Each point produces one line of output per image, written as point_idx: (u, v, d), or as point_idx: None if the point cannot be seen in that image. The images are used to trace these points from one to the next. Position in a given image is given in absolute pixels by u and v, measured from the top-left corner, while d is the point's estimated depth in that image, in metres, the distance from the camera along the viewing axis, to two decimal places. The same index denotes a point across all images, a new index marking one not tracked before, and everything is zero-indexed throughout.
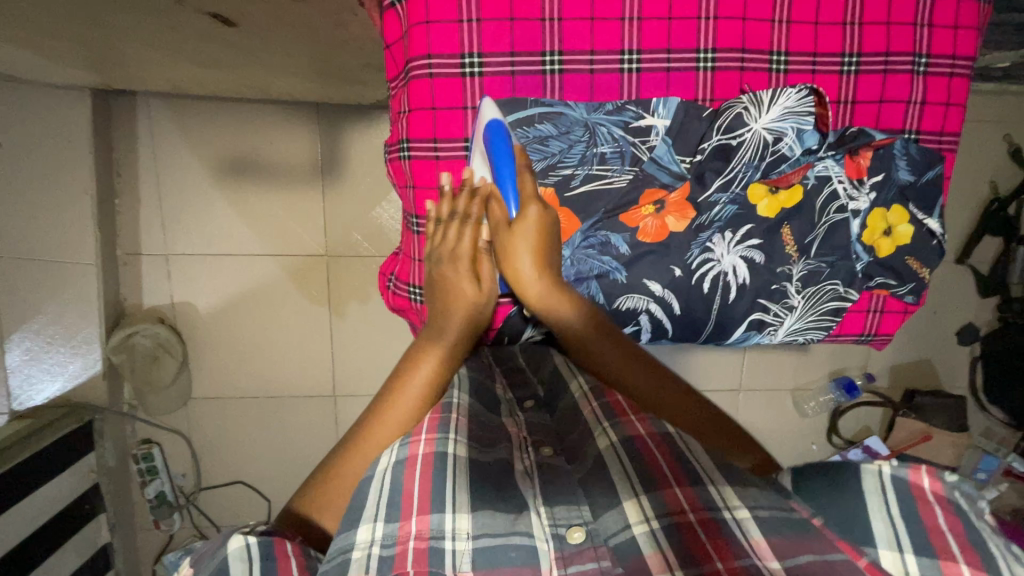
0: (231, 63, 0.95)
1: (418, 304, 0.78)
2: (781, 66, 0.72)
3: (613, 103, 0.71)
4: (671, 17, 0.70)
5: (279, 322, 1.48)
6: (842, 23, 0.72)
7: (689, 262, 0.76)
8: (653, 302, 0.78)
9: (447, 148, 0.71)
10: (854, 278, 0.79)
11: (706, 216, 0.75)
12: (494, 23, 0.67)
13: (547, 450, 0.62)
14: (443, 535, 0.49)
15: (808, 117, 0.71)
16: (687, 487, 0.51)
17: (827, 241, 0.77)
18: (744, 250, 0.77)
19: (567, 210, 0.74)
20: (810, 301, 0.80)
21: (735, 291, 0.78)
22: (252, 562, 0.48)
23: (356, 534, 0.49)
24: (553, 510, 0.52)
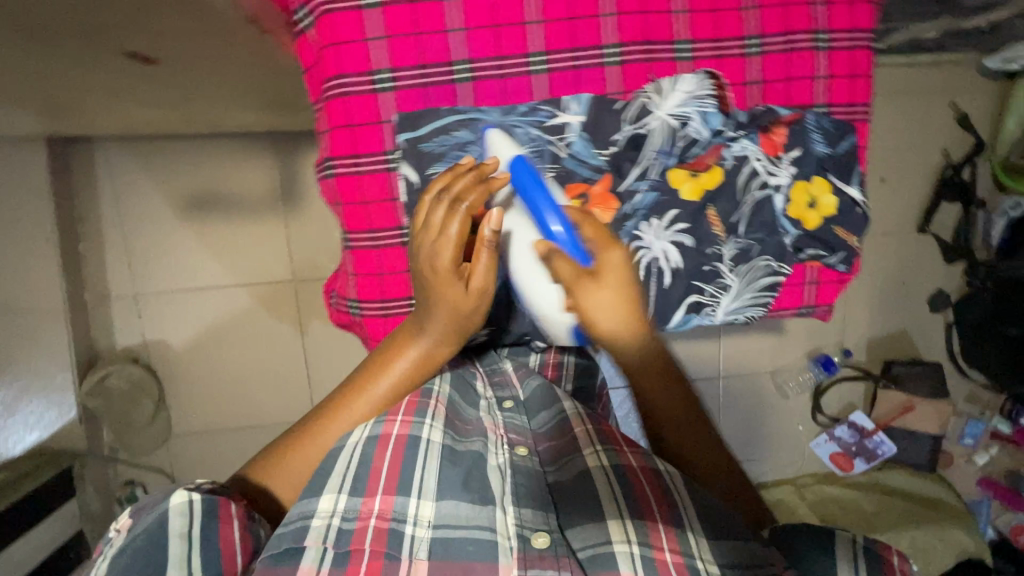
0: (172, 101, 0.97)
1: (358, 318, 0.78)
2: (686, 54, 0.75)
3: (526, 104, 0.73)
4: (573, 18, 0.72)
5: (254, 351, 1.48)
6: (741, 8, 0.74)
7: None
8: None
9: (368, 162, 0.73)
10: (784, 252, 0.80)
11: (629, 205, 0.76)
12: (401, 38, 0.70)
13: (521, 450, 0.68)
14: (405, 518, 0.59)
15: (710, 100, 0.75)
16: (670, 526, 0.60)
17: (754, 218, 0.79)
18: (673, 234, 0.78)
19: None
20: (743, 279, 0.81)
21: (669, 276, 0.79)
22: (192, 516, 0.56)
23: (319, 503, 0.58)
24: (520, 511, 0.61)
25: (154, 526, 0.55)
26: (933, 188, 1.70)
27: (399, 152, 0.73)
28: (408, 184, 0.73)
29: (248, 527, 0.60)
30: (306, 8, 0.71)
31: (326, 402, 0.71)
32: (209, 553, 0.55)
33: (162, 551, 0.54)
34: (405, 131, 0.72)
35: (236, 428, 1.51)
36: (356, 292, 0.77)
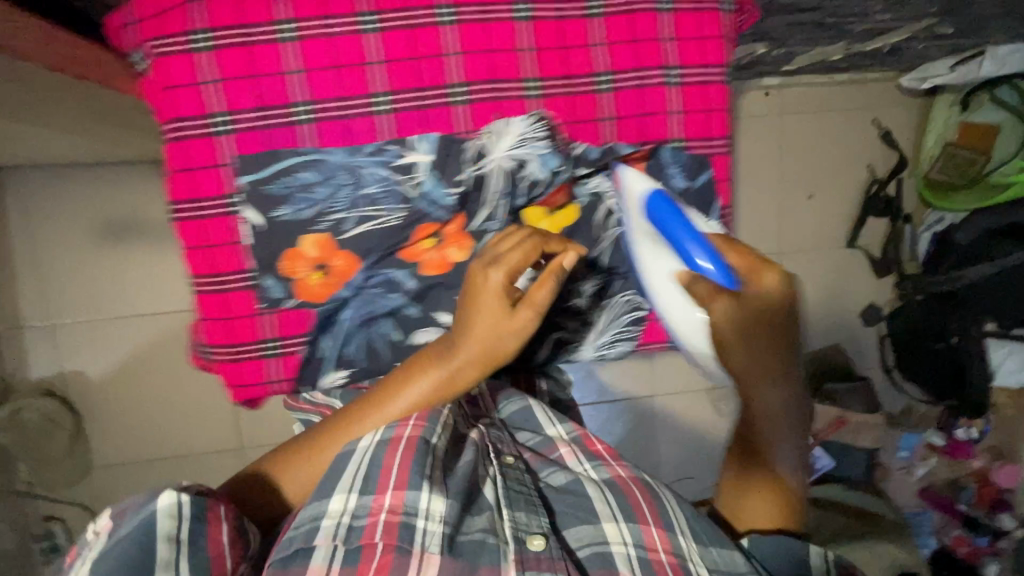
0: (42, 137, 0.93)
1: (211, 364, 0.76)
2: (536, 92, 0.74)
3: (372, 144, 0.72)
4: (416, 57, 0.71)
5: (178, 374, 1.31)
6: (590, 45, 0.74)
7: None
8: None
9: (210, 206, 0.71)
10: None
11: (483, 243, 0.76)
12: (236, 81, 0.69)
13: (509, 459, 0.67)
14: (416, 512, 0.57)
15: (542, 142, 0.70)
16: (663, 529, 0.62)
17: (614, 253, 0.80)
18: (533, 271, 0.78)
19: (345, 252, 0.74)
20: (606, 315, 0.82)
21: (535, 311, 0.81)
22: (181, 520, 0.51)
23: (329, 504, 0.56)
24: (515, 514, 0.59)
25: (136, 532, 0.49)
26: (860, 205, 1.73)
27: (241, 195, 0.71)
28: (253, 228, 0.72)
29: (239, 530, 0.55)
30: (140, 51, 0.69)
31: (343, 409, 0.66)
32: (198, 559, 0.50)
33: (151, 555, 0.48)
34: (247, 174, 0.71)
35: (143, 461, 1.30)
36: (206, 336, 0.75)
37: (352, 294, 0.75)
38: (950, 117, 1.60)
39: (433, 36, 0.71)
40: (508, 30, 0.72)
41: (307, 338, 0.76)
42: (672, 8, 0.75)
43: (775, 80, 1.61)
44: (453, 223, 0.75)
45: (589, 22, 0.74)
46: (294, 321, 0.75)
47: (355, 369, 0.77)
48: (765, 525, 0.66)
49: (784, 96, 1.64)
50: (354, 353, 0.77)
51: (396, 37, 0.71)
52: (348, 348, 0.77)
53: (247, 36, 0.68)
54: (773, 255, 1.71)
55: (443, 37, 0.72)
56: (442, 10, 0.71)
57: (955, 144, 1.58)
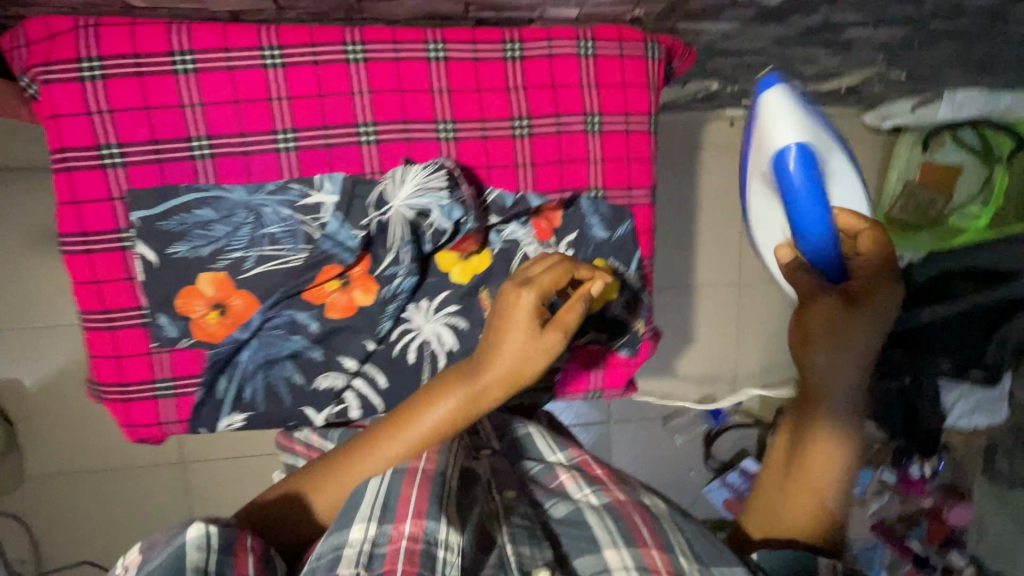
0: None
1: (102, 401, 0.73)
2: (449, 134, 0.72)
3: (274, 182, 0.70)
4: (323, 94, 0.69)
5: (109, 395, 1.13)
6: (506, 89, 0.72)
7: (382, 332, 0.74)
8: (352, 378, 0.76)
9: (98, 240, 0.68)
10: None
11: (390, 288, 0.72)
12: (128, 112, 0.66)
13: (510, 493, 0.67)
14: (435, 543, 0.52)
15: (443, 192, 0.66)
16: (662, 549, 0.58)
17: None
18: (444, 318, 0.76)
19: (244, 291, 0.71)
20: None
21: (443, 360, 0.76)
22: (210, 553, 0.47)
23: (349, 533, 0.52)
24: (519, 548, 0.57)
25: (164, 565, 0.45)
26: None
27: (134, 230, 0.68)
28: (146, 263, 0.69)
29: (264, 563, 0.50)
30: (27, 75, 0.65)
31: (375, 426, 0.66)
32: None
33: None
34: (139, 209, 0.68)
35: (61, 477, 1.16)
36: (94, 374, 0.72)
37: (250, 336, 0.72)
38: (913, 155, 1.48)
39: (341, 73, 0.69)
40: (421, 71, 0.70)
41: (200, 379, 0.73)
42: (595, 53, 0.73)
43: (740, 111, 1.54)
44: (359, 266, 0.72)
45: (506, 65, 0.71)
46: (189, 360, 0.73)
47: (255, 412, 0.75)
48: (801, 535, 0.61)
49: None
50: (253, 395, 0.74)
51: (301, 73, 0.68)
52: (247, 389, 0.74)
53: (141, 66, 0.65)
54: None
55: (351, 75, 0.69)
56: (350, 47, 0.68)
57: (916, 184, 1.47)
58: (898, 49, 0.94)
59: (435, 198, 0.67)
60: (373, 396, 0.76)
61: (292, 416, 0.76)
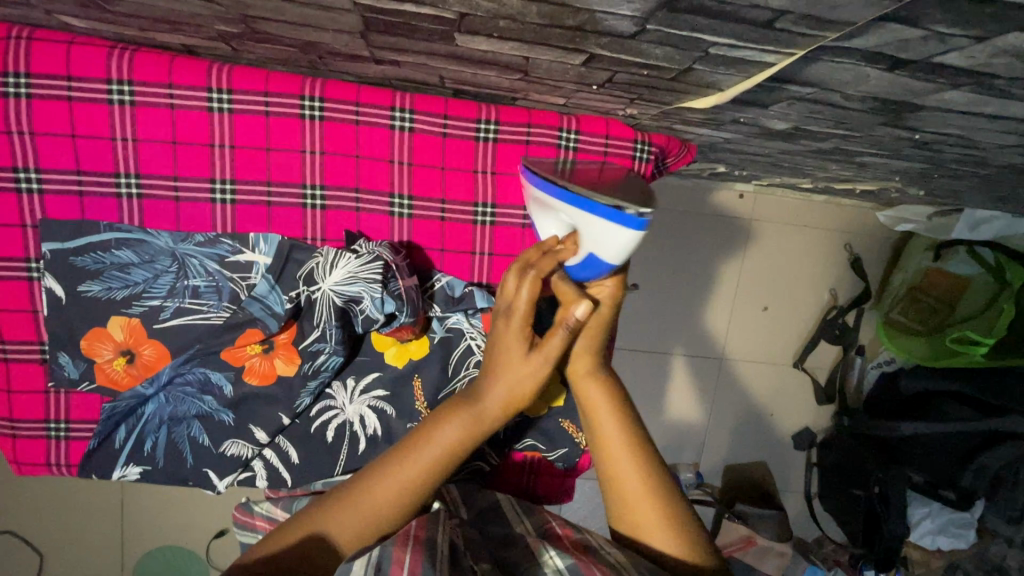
0: None
1: None
2: (403, 210, 0.66)
3: (204, 234, 0.64)
4: (270, 148, 0.63)
5: None
6: (473, 172, 0.66)
7: (298, 408, 0.68)
8: (264, 449, 0.70)
9: (3, 267, 0.62)
10: (497, 436, 0.75)
11: (313, 364, 0.66)
12: (53, 138, 0.60)
13: (483, 564, 0.56)
14: None
15: (376, 283, 0.61)
16: None
17: None
18: (369, 400, 0.70)
19: (156, 341, 0.66)
20: None
21: (364, 443, 0.70)
22: None
23: None
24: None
25: None
26: (815, 327, 1.64)
27: (43, 262, 0.63)
28: (52, 299, 0.63)
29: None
30: None
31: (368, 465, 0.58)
32: None
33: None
34: (50, 241, 0.62)
35: None
36: None
37: (157, 390, 0.67)
38: (922, 260, 1.53)
39: (294, 128, 0.63)
40: (383, 138, 0.64)
41: (97, 427, 0.67)
42: (577, 146, 0.67)
43: (750, 185, 1.50)
44: (287, 336, 0.66)
45: (477, 145, 0.65)
46: (88, 405, 0.67)
47: (152, 467, 0.69)
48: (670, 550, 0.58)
49: (759, 201, 1.53)
50: (152, 449, 0.68)
51: (249, 123, 0.62)
52: (146, 443, 0.68)
53: (72, 90, 0.59)
54: (714, 359, 1.63)
55: (305, 132, 0.63)
56: (307, 102, 0.62)
57: (919, 289, 1.54)
58: (915, 175, 0.87)
59: (366, 285, 0.61)
60: (283, 470, 0.70)
61: (192, 478, 0.70)
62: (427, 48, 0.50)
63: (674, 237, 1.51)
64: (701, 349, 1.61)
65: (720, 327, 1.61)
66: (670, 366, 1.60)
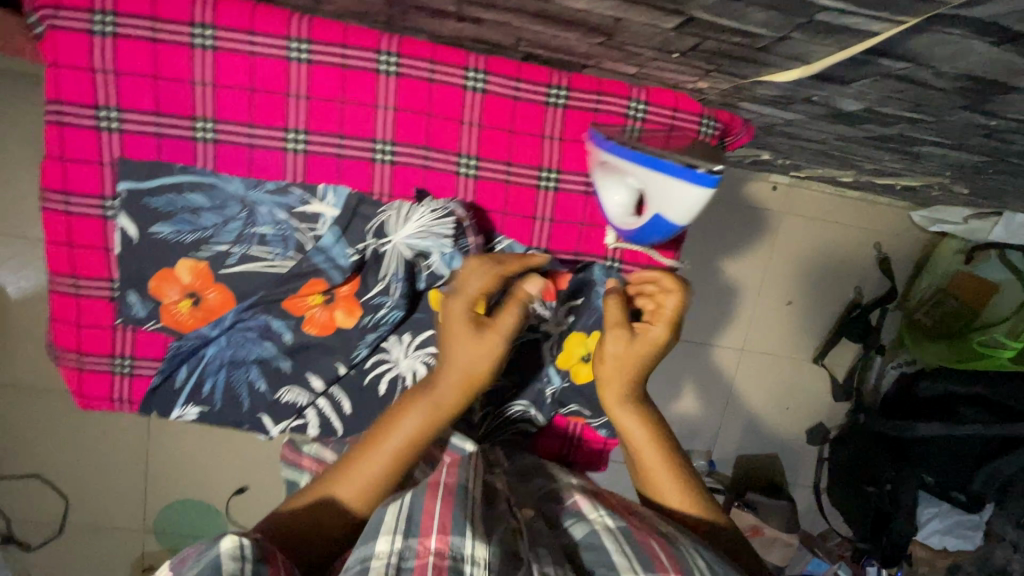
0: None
1: (55, 365, 0.70)
2: (470, 170, 0.67)
3: (275, 182, 0.65)
4: (345, 101, 0.64)
5: None
6: (541, 137, 0.67)
7: (356, 359, 0.70)
8: (317, 397, 0.71)
9: (79, 204, 0.64)
10: (542, 401, 0.75)
11: (373, 317, 0.68)
12: (136, 78, 0.61)
13: (527, 511, 0.58)
14: (462, 558, 0.47)
15: (447, 240, 0.63)
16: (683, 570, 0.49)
17: (515, 358, 0.73)
18: (424, 356, 0.71)
19: (221, 286, 0.67)
20: (494, 422, 0.74)
21: None
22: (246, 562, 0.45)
23: (377, 544, 0.47)
24: (546, 567, 0.48)
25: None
26: (838, 323, 1.65)
27: (118, 200, 0.64)
28: (124, 238, 0.65)
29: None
30: (33, 13, 0.60)
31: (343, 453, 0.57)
32: None
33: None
34: (127, 180, 0.63)
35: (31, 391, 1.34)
36: (53, 337, 0.68)
37: (219, 333, 0.68)
38: (952, 264, 1.54)
39: (369, 83, 0.63)
40: (455, 97, 0.65)
41: (161, 367, 0.69)
42: (644, 116, 0.67)
43: (785, 177, 1.50)
44: (349, 288, 0.68)
45: (547, 110, 0.66)
46: (153, 344, 0.69)
47: (209, 409, 0.71)
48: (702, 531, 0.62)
49: (792, 194, 1.54)
50: (211, 391, 0.70)
51: (326, 74, 0.63)
52: (206, 385, 0.70)
53: (156, 31, 0.60)
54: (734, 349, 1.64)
55: (379, 87, 0.64)
56: (384, 57, 0.63)
57: (948, 291, 1.54)
58: (967, 170, 0.88)
59: (438, 242, 0.63)
60: (335, 420, 0.72)
61: (246, 422, 0.72)
62: (519, 4, 0.51)
63: (706, 224, 1.51)
64: (723, 338, 1.62)
65: (743, 318, 1.62)
66: (692, 354, 1.61)
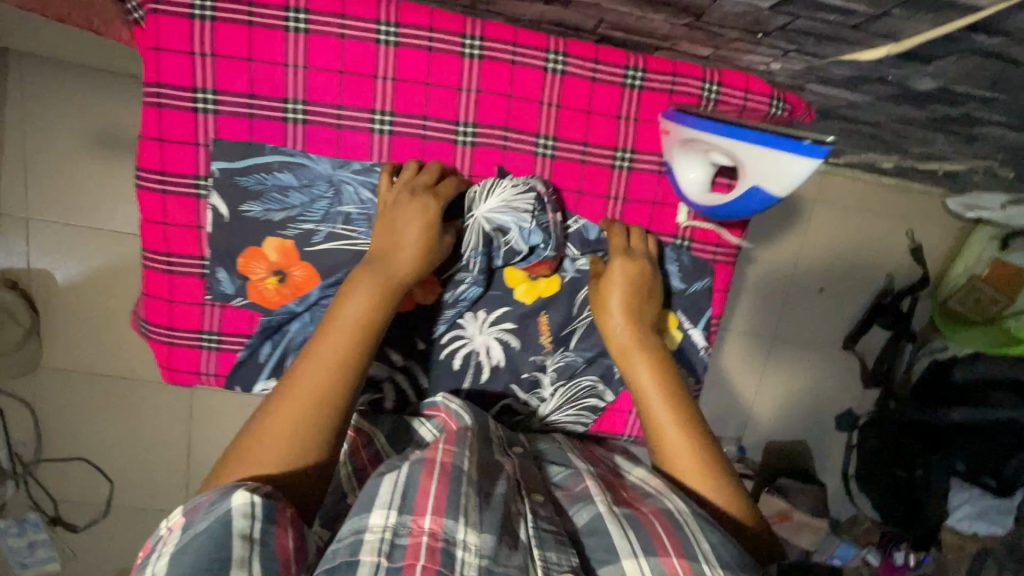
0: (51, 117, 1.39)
1: (144, 339, 0.73)
2: (547, 150, 0.69)
3: (361, 162, 0.67)
4: (430, 83, 0.66)
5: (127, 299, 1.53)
6: (617, 117, 0.69)
7: (435, 336, 0.72)
8: (394, 372, 0.73)
9: (175, 184, 0.67)
10: (611, 377, 0.77)
11: (453, 293, 0.70)
12: (233, 61, 0.63)
13: (535, 496, 0.60)
14: (454, 540, 0.49)
15: (528, 213, 0.66)
16: (684, 558, 0.51)
17: (587, 335, 0.75)
18: (498, 332, 0.74)
19: (307, 263, 0.69)
20: (563, 396, 0.77)
21: (488, 372, 0.74)
22: (254, 520, 0.46)
23: (372, 518, 0.49)
24: (546, 553, 0.51)
25: (209, 532, 0.44)
26: (868, 310, 1.66)
27: (211, 180, 0.67)
28: (216, 216, 0.67)
29: (301, 538, 0.49)
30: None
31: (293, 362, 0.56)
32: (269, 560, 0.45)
33: (228, 553, 0.44)
34: (220, 160, 0.66)
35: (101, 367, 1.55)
36: (145, 312, 0.72)
37: (304, 310, 0.70)
38: (987, 251, 1.55)
39: (454, 65, 0.65)
40: (536, 79, 0.67)
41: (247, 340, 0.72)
42: (718, 97, 0.69)
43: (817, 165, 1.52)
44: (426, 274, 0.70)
45: (624, 92, 0.68)
46: (239, 319, 0.72)
47: None
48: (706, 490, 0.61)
49: (824, 182, 1.56)
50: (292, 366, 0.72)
51: (413, 56, 0.65)
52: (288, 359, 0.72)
53: (253, 16, 0.62)
54: (764, 337, 1.65)
55: (463, 69, 0.66)
56: (469, 40, 0.65)
57: (981, 279, 1.54)
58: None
59: (517, 217, 0.66)
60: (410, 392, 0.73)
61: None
62: None
63: None
64: (753, 325, 1.64)
65: (775, 306, 1.63)
66: (723, 341, 1.63)
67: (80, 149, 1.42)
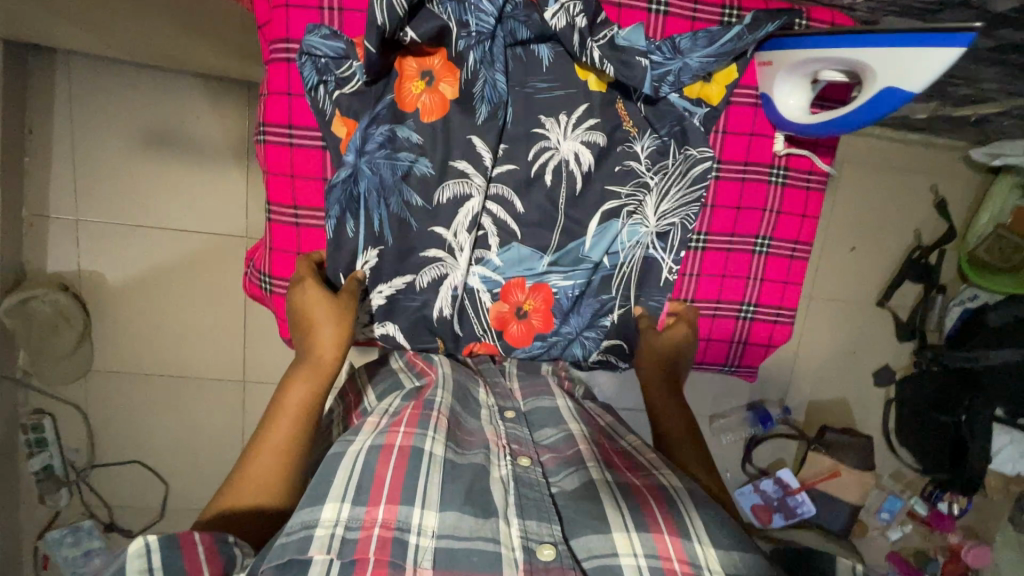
0: (97, 113, 1.40)
1: (267, 291, 0.84)
2: (661, 7, 0.81)
3: (524, 48, 0.78)
4: None
5: (177, 298, 1.52)
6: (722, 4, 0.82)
7: (528, 155, 0.77)
8: (488, 197, 0.77)
9: (300, 134, 0.79)
10: (686, 136, 0.82)
11: (544, 92, 0.78)
12: (355, 14, 0.77)
13: (524, 460, 0.67)
14: (408, 527, 0.54)
15: None
16: (674, 535, 0.58)
17: (659, 114, 0.81)
18: (583, 135, 0.78)
19: (453, 78, 0.74)
20: (662, 178, 0.81)
21: (581, 180, 0.78)
22: (153, 554, 0.50)
23: (323, 512, 0.54)
24: (525, 523, 0.58)
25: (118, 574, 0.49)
26: (898, 266, 1.72)
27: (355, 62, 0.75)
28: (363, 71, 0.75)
29: (218, 550, 0.53)
30: None
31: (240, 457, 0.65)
32: None
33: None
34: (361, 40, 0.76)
35: (154, 365, 1.55)
36: (269, 266, 0.84)
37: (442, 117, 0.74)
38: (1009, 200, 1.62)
39: None
40: None
41: (374, 204, 0.75)
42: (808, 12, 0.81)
43: None
44: (434, 57, 0.75)
45: None
46: (311, 160, 0.80)
47: (402, 219, 0.75)
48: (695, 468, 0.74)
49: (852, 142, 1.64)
50: (394, 178, 0.74)
51: None
52: (392, 191, 0.74)
53: None
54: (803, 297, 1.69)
55: None
56: None
57: (1007, 228, 1.61)
58: None
59: None
60: (509, 217, 0.77)
61: (452, 242, 0.76)
62: None
63: None
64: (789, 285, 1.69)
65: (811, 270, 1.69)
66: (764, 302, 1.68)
67: (126, 146, 1.43)
